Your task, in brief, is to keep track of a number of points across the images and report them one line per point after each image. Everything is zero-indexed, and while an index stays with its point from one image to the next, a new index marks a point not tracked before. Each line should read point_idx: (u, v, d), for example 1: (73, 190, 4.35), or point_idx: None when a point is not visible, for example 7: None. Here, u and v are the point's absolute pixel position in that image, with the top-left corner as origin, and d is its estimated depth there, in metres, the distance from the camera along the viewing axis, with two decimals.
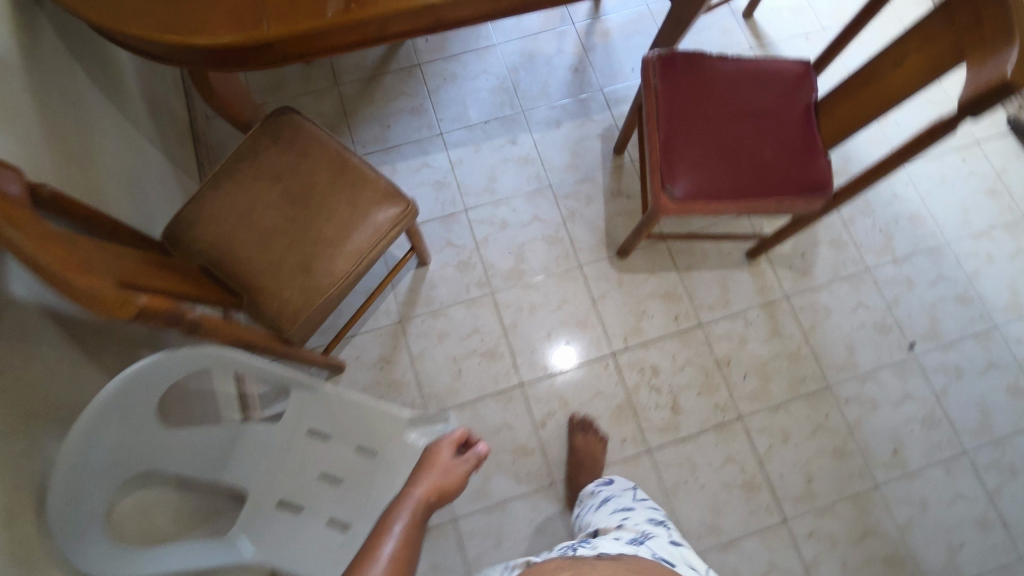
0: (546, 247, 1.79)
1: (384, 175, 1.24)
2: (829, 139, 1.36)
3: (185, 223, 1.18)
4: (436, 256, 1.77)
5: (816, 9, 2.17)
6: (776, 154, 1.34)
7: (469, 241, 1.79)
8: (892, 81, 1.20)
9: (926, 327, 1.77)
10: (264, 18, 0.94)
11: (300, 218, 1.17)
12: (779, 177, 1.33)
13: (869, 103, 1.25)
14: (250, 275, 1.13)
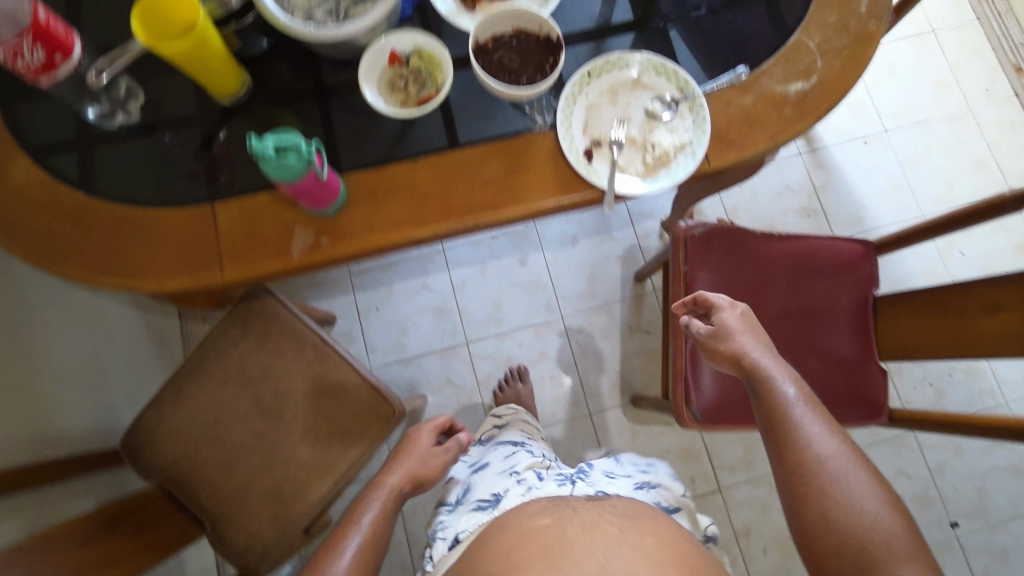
0: (547, 378, 1.58)
1: (363, 372, 1.13)
2: (897, 338, 1.08)
3: (140, 442, 1.08)
4: (433, 394, 1.56)
5: (905, 79, 1.74)
6: (827, 369, 1.11)
7: (470, 379, 1.57)
8: (950, 301, 0.95)
9: (974, 506, 1.51)
10: (218, 261, 0.86)
11: (264, 434, 1.08)
12: (830, 380, 1.10)
13: (940, 324, 0.98)
14: (205, 474, 1.07)
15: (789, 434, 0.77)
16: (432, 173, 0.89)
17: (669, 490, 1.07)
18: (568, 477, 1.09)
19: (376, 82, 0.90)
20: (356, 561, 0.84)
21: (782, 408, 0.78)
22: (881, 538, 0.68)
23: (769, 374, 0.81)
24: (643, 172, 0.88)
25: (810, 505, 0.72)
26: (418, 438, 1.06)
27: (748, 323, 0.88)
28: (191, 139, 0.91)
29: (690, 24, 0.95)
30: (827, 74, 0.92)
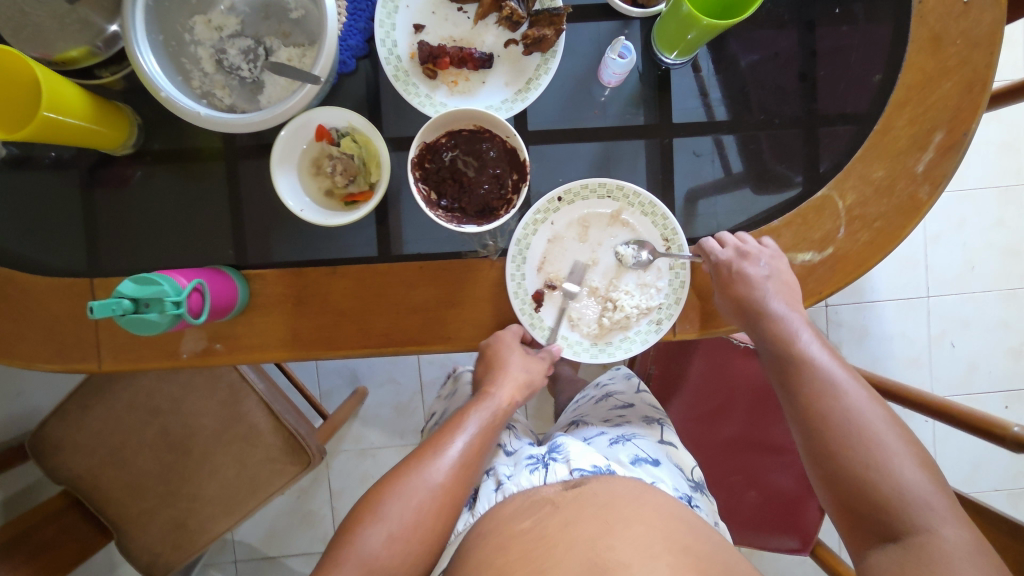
0: None
1: (286, 416, 1.09)
2: None
3: (45, 451, 1.05)
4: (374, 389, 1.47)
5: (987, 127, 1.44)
6: (770, 502, 1.08)
7: (414, 381, 1.46)
8: None
9: None
10: (99, 350, 0.76)
11: (175, 465, 1.07)
12: (764, 511, 1.09)
13: None
14: (107, 495, 1.06)
15: (813, 383, 0.69)
16: (359, 288, 0.75)
17: (646, 437, 0.85)
18: (540, 459, 0.77)
19: (298, 160, 0.72)
20: (461, 464, 0.72)
21: (803, 364, 0.71)
22: (897, 477, 0.64)
23: (797, 335, 0.71)
24: (594, 333, 0.76)
25: (837, 462, 0.66)
26: (505, 352, 0.77)
27: (780, 288, 0.72)
28: (71, 190, 0.76)
29: (703, 144, 0.77)
30: (846, 248, 0.75)
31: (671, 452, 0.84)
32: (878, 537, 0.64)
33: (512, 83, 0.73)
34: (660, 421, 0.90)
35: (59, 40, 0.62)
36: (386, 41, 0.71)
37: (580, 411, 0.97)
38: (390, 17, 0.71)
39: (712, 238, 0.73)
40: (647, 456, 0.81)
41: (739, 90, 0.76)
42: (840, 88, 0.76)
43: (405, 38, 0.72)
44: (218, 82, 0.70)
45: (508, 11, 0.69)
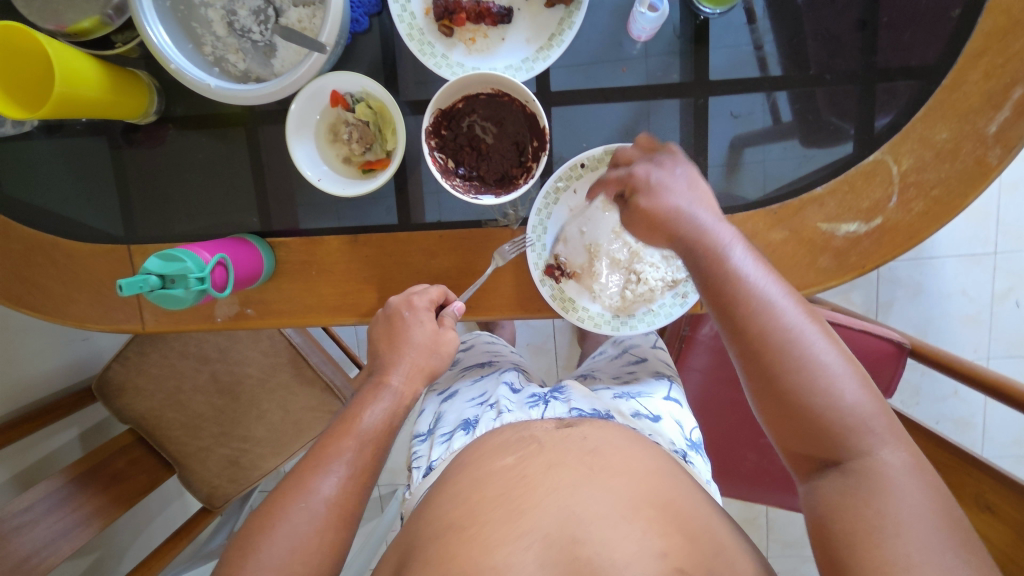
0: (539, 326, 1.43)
1: (325, 367, 1.15)
2: None
3: (110, 392, 1.13)
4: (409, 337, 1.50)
5: None
6: None
7: None
8: (965, 477, 0.85)
9: None
10: (145, 312, 0.79)
11: (225, 409, 1.15)
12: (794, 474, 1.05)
13: None
14: (168, 433, 1.15)
15: (739, 300, 0.56)
16: (381, 253, 0.75)
17: (650, 394, 0.79)
18: (541, 397, 0.76)
19: (315, 127, 0.71)
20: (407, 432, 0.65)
21: (726, 270, 0.57)
22: (835, 399, 0.53)
23: (715, 239, 0.58)
24: (617, 306, 0.73)
25: (776, 399, 0.54)
26: (407, 321, 0.68)
27: (690, 185, 0.61)
28: (106, 157, 0.77)
29: (742, 102, 0.71)
30: (896, 219, 0.68)
31: (673, 406, 0.78)
32: (823, 464, 0.54)
33: (534, 39, 0.69)
34: (672, 379, 0.85)
35: (70, 12, 0.62)
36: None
37: (594, 365, 0.93)
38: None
39: (637, 146, 0.64)
40: (648, 412, 0.75)
41: (788, 42, 0.69)
42: (905, 36, 0.67)
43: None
44: (231, 45, 0.68)
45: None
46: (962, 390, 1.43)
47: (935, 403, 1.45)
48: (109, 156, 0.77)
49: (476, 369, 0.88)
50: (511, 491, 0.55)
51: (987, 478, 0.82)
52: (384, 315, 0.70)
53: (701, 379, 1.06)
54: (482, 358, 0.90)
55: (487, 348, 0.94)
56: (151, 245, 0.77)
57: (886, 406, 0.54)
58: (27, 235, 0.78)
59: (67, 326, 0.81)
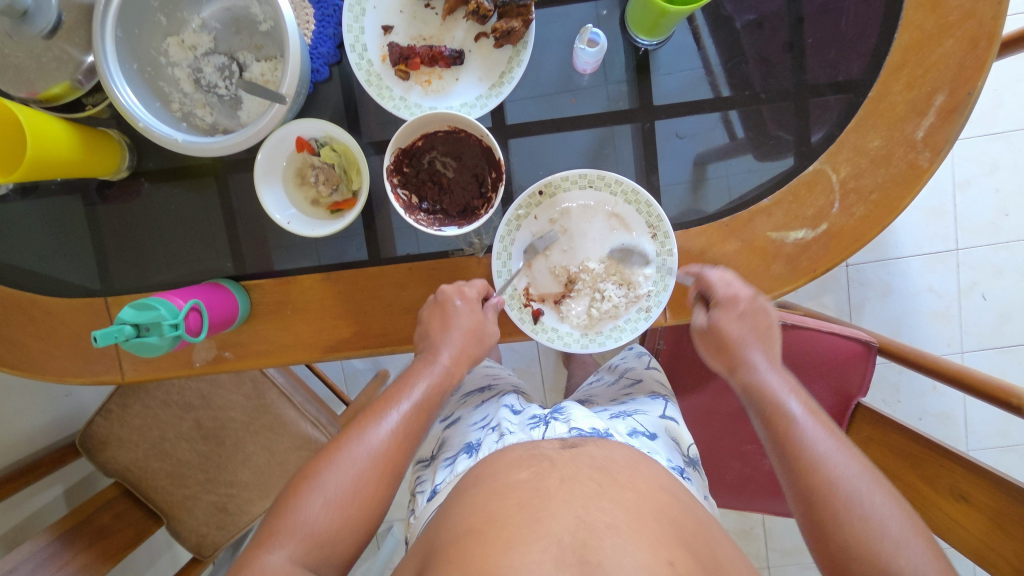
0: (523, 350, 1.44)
1: (308, 406, 1.15)
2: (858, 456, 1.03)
3: (95, 445, 1.14)
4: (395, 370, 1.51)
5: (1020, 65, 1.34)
6: None
7: None
8: (939, 469, 0.87)
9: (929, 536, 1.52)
10: (123, 362, 0.81)
11: (211, 455, 1.14)
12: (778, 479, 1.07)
13: (900, 470, 0.93)
14: (154, 484, 1.15)
15: (795, 439, 0.64)
16: (353, 289, 0.78)
17: (646, 413, 0.82)
18: (542, 418, 0.77)
19: (282, 172, 0.74)
20: (400, 464, 0.68)
21: (781, 414, 0.66)
22: (888, 540, 0.57)
23: (769, 390, 0.68)
24: (582, 323, 0.76)
25: (823, 530, 0.60)
26: (457, 308, 0.72)
27: (755, 330, 0.71)
28: (80, 214, 0.80)
29: (687, 124, 0.75)
30: (841, 224, 0.72)
31: (669, 426, 0.80)
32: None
33: (486, 77, 0.73)
34: (667, 399, 0.87)
35: (38, 79, 0.64)
36: (356, 46, 0.71)
37: (591, 390, 0.95)
38: (358, 21, 0.71)
39: (712, 272, 0.72)
40: (645, 430, 0.78)
41: (724, 66, 0.74)
42: (831, 54, 0.72)
43: (374, 40, 0.72)
44: (199, 101, 0.72)
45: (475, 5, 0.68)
46: (940, 385, 1.46)
47: (917, 400, 1.47)
48: (83, 213, 0.80)
49: (476, 395, 0.91)
50: (493, 512, 0.57)
51: (959, 467, 0.84)
52: (434, 300, 0.74)
53: (679, 392, 1.08)
54: (482, 383, 0.93)
55: (484, 373, 0.97)
56: (128, 296, 0.79)
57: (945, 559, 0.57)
58: (5, 295, 0.80)
59: (47, 381, 0.82)
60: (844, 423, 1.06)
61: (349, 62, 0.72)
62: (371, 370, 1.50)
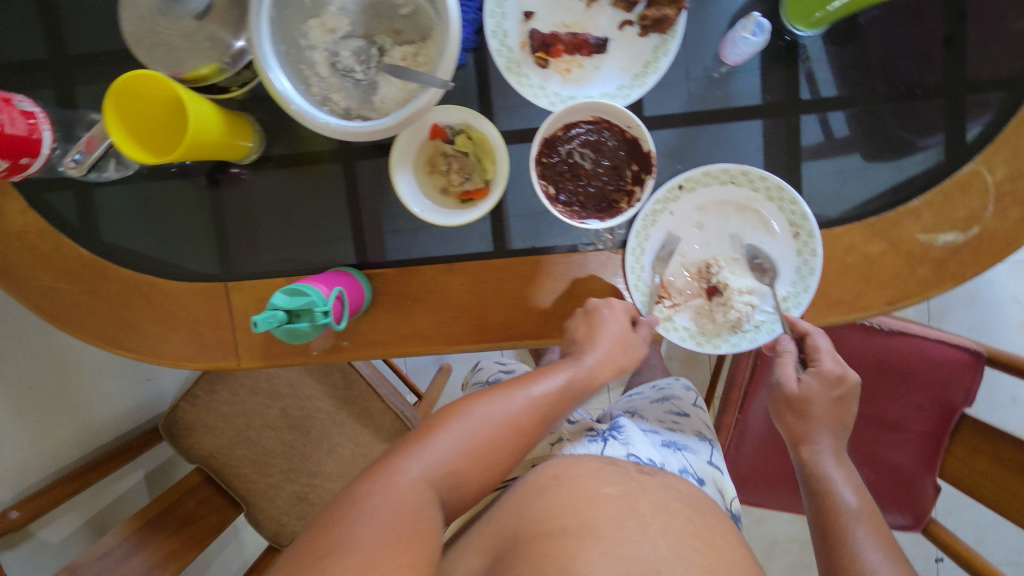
0: None
1: (392, 400, 1.15)
2: (961, 468, 0.99)
3: (180, 431, 1.13)
4: (460, 364, 1.50)
5: None
6: (877, 482, 1.07)
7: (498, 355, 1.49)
8: None
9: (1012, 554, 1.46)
10: (240, 349, 0.80)
11: (297, 445, 1.14)
12: (877, 489, 1.08)
13: (999, 476, 0.90)
14: (237, 472, 1.14)
15: (841, 533, 0.67)
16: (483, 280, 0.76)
17: (696, 452, 0.83)
18: (599, 433, 0.80)
19: (414, 160, 0.73)
20: (549, 403, 0.68)
21: (835, 501, 0.70)
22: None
23: (828, 478, 0.72)
24: (714, 325, 0.74)
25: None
26: (605, 317, 0.71)
27: (832, 421, 0.74)
28: (205, 198, 0.79)
29: (833, 120, 0.72)
30: (993, 228, 0.69)
31: (714, 473, 0.82)
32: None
33: (628, 68, 0.72)
34: (714, 442, 0.88)
35: (190, 58, 0.63)
36: (498, 32, 0.71)
37: (632, 404, 0.94)
38: (501, 6, 0.70)
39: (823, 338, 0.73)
40: (695, 473, 0.79)
41: (873, 61, 0.71)
42: (993, 49, 0.68)
43: (515, 27, 0.72)
44: (333, 85, 0.70)
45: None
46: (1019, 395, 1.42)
47: (995, 410, 1.39)
48: (207, 198, 0.79)
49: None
50: None
51: None
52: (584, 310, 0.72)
53: None
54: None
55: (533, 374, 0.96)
56: (250, 283, 0.79)
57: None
58: (124, 276, 0.80)
59: (161, 366, 0.82)
60: (947, 435, 1.03)
61: (489, 49, 0.71)
62: (438, 362, 1.49)
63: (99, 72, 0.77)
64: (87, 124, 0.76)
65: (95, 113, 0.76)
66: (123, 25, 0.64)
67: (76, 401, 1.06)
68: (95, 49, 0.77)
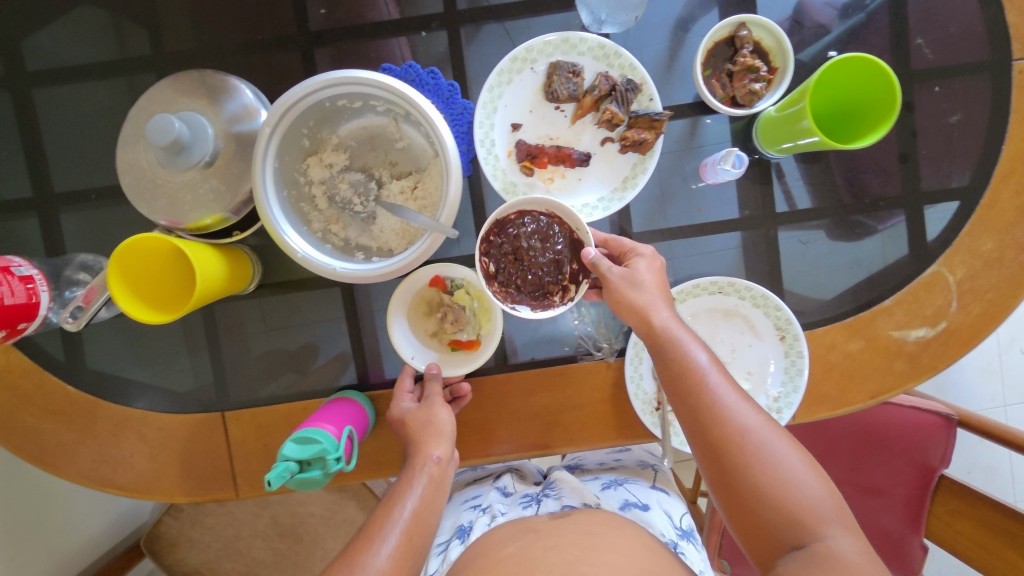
0: None
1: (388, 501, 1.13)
2: (949, 527, 1.03)
3: (163, 547, 1.09)
4: None
5: None
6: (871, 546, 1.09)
7: None
8: None
9: None
10: (238, 479, 0.77)
11: (289, 553, 1.10)
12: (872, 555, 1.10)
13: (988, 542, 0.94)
14: None
15: (711, 410, 0.61)
16: (455, 402, 0.76)
17: (637, 483, 0.86)
18: (534, 496, 0.84)
19: (410, 304, 0.75)
20: (398, 555, 0.63)
21: (698, 376, 0.62)
22: (807, 493, 0.58)
23: (698, 367, 0.63)
24: None
25: (731, 484, 0.60)
26: (537, 384, 0.77)
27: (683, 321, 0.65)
28: (201, 327, 0.79)
29: (809, 231, 0.77)
30: (959, 322, 0.75)
31: (660, 497, 0.84)
32: (785, 545, 0.57)
33: (608, 180, 0.76)
34: (654, 464, 0.93)
35: (194, 210, 0.64)
36: (486, 142, 0.73)
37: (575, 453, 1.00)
38: (490, 117, 0.73)
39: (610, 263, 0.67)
40: (637, 500, 0.82)
41: (844, 178, 0.77)
42: (944, 164, 0.76)
43: (503, 136, 0.75)
44: (332, 216, 0.72)
45: (608, 115, 0.71)
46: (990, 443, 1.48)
47: (963, 452, 1.39)
48: (204, 327, 0.79)
49: (469, 474, 0.96)
50: None
51: None
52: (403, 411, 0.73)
53: None
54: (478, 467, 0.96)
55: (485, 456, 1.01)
56: (248, 411, 0.77)
57: (844, 502, 0.59)
58: (117, 410, 0.78)
59: (154, 501, 0.79)
60: (929, 495, 1.06)
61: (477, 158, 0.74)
62: None
63: (90, 208, 0.77)
64: (77, 265, 0.75)
65: (90, 252, 0.76)
66: (123, 182, 0.65)
67: (54, 528, 1.00)
68: (86, 186, 0.77)
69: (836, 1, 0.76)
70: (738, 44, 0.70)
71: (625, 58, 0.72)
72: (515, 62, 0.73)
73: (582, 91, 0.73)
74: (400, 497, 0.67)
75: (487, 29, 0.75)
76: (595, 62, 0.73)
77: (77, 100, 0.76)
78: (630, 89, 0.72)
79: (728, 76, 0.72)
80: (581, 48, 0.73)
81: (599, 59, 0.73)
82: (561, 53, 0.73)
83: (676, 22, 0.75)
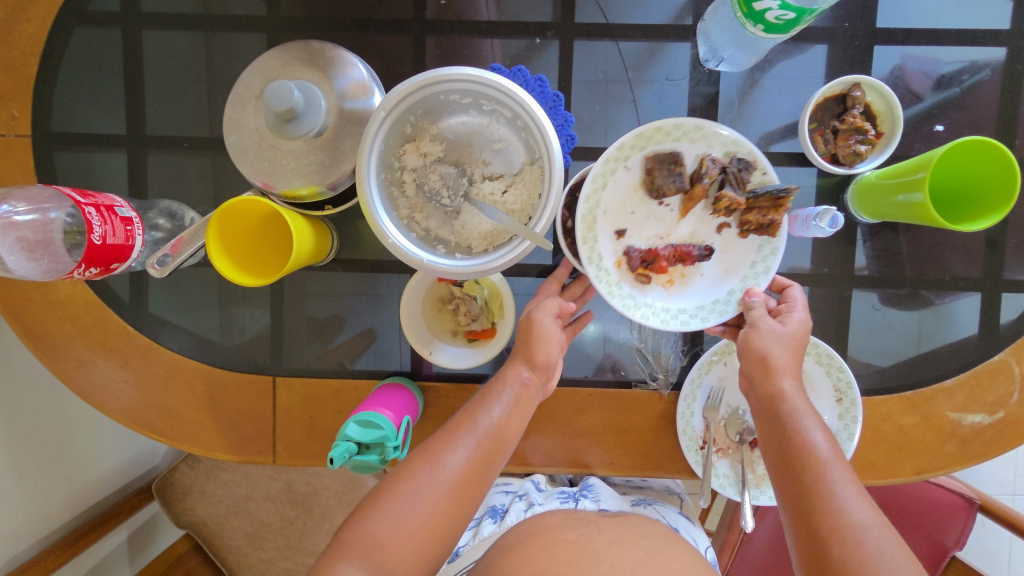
0: None
1: None
2: None
3: (176, 494, 1.09)
4: None
5: None
6: None
7: None
8: None
9: None
10: (278, 445, 0.78)
11: (297, 521, 1.10)
12: None
13: None
14: (228, 543, 1.09)
15: (814, 483, 0.58)
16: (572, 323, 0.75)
17: (666, 505, 0.86)
18: (572, 494, 0.83)
19: (425, 303, 0.76)
20: (472, 455, 0.63)
21: (807, 452, 0.60)
22: None
23: (805, 441, 0.61)
24: (754, 476, 0.77)
25: (820, 559, 0.56)
26: (589, 402, 0.77)
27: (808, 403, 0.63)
28: (266, 291, 0.79)
29: (883, 298, 0.77)
30: (1018, 413, 0.74)
31: (689, 525, 0.84)
32: None
33: (732, 269, 0.72)
34: (682, 492, 0.92)
35: (294, 178, 0.65)
36: (594, 257, 0.69)
37: None
38: (592, 229, 0.69)
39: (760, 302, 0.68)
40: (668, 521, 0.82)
41: (926, 251, 0.77)
42: None
43: (609, 246, 0.71)
44: (417, 205, 0.69)
45: (726, 203, 0.67)
46: None
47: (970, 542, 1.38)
48: (269, 291, 0.79)
49: None
50: None
51: None
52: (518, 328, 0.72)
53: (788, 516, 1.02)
54: None
55: None
56: (300, 380, 0.78)
57: None
58: (171, 358, 0.78)
59: (190, 453, 0.79)
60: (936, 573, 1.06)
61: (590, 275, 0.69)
62: None
63: (179, 157, 0.77)
64: (162, 210, 0.76)
65: (172, 200, 0.77)
66: (229, 140, 0.66)
67: (75, 458, 1.01)
68: (179, 134, 0.77)
69: (933, 72, 0.75)
70: (849, 103, 0.70)
71: (727, 135, 0.66)
72: (606, 165, 0.67)
73: (687, 181, 0.69)
74: (487, 401, 0.66)
75: (601, 46, 0.75)
76: (692, 145, 0.68)
77: (185, 48, 0.77)
78: (744, 167, 0.66)
79: (833, 133, 0.71)
80: (673, 132, 0.67)
81: (697, 141, 0.67)
82: (654, 143, 0.68)
83: (787, 71, 0.76)
